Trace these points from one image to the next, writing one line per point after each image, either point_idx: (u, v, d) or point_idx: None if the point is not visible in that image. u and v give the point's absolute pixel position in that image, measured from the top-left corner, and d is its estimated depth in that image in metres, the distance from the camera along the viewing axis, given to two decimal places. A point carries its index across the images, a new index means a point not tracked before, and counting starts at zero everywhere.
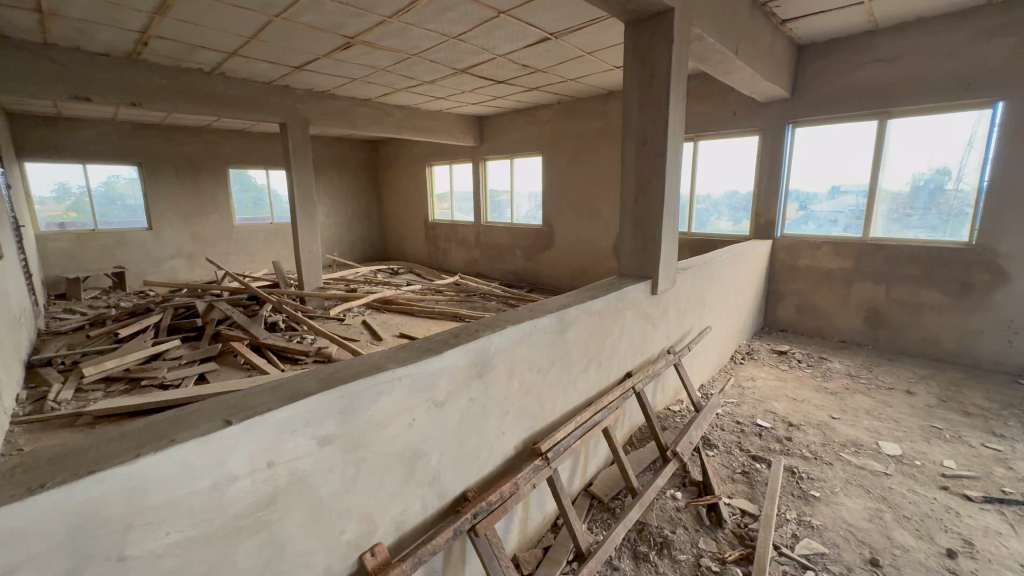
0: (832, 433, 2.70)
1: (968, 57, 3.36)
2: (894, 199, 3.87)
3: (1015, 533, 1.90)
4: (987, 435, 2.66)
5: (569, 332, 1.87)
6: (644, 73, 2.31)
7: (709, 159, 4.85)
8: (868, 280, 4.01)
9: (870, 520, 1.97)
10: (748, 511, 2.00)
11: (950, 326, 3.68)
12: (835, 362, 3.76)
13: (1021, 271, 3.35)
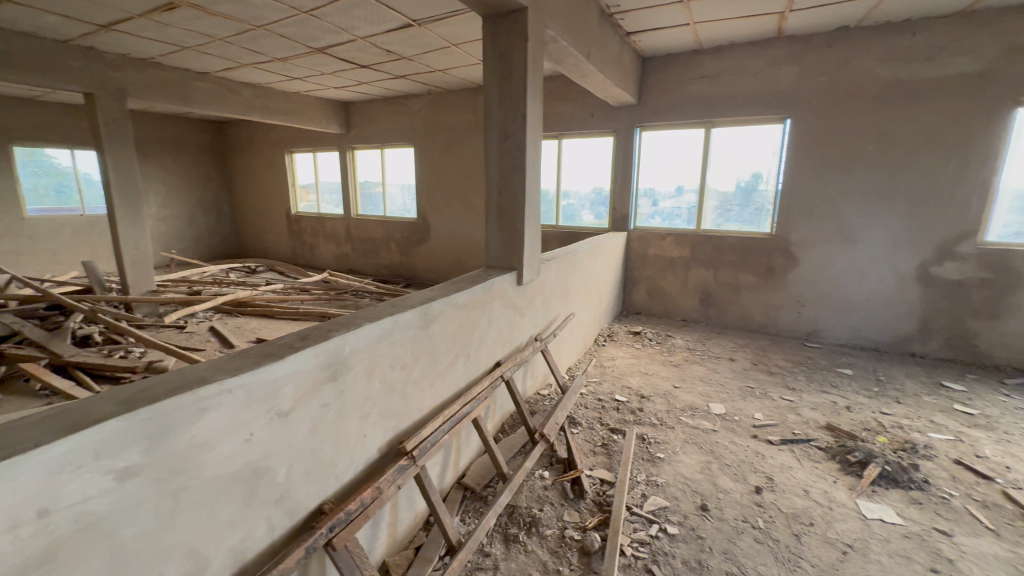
0: (675, 400, 3.10)
1: (766, 80, 4.07)
2: (719, 197, 4.55)
3: (801, 465, 2.37)
4: (784, 389, 3.29)
5: (435, 326, 1.84)
6: (503, 69, 2.36)
7: (572, 157, 5.19)
8: (702, 266, 4.66)
9: (701, 472, 2.31)
10: (606, 480, 2.20)
11: (760, 303, 4.46)
12: (677, 339, 4.32)
13: (805, 255, 4.19)
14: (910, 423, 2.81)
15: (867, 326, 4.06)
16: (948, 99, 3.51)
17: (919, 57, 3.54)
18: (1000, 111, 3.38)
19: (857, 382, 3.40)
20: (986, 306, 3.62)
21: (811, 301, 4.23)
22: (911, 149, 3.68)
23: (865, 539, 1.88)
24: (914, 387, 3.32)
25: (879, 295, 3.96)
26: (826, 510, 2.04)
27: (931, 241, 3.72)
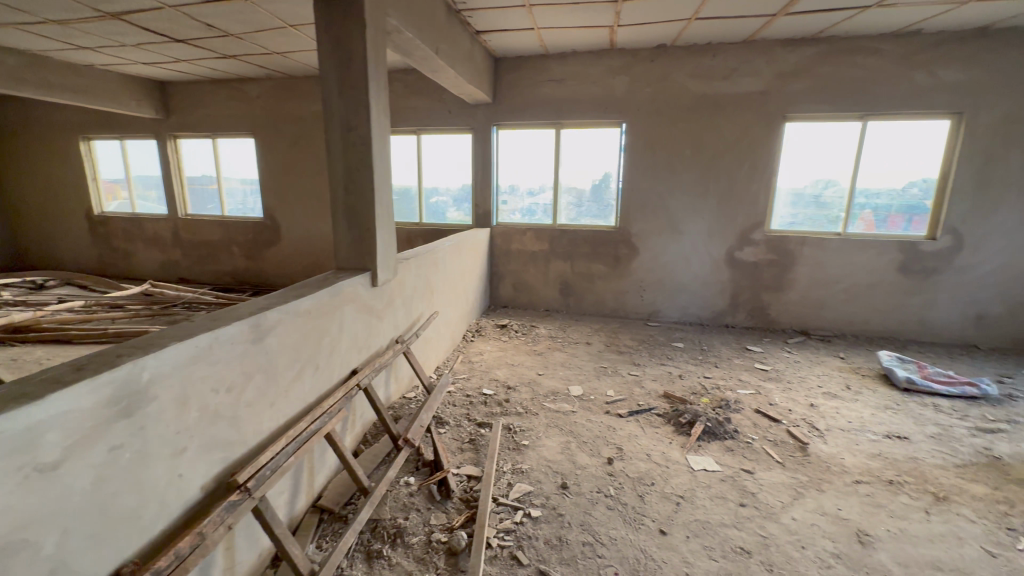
0: (538, 387, 3.26)
1: (604, 87, 4.48)
2: (570, 194, 4.90)
3: (645, 432, 2.67)
4: (631, 366, 3.68)
5: (270, 338, 1.64)
6: (340, 56, 2.19)
7: (432, 153, 5.12)
8: (559, 259, 4.98)
9: (561, 452, 2.46)
10: (473, 475, 2.21)
11: (610, 290, 4.92)
12: (541, 328, 4.55)
13: (643, 245, 4.73)
14: (725, 383, 3.35)
15: (693, 304, 4.74)
16: (740, 113, 4.24)
17: (718, 76, 4.22)
18: (774, 125, 4.19)
19: (687, 353, 3.95)
20: (773, 282, 4.49)
21: (651, 285, 4.80)
22: (717, 153, 4.37)
23: (694, 488, 2.19)
24: (728, 353, 3.98)
25: (700, 277, 4.65)
26: (664, 469, 2.32)
27: (735, 230, 4.48)
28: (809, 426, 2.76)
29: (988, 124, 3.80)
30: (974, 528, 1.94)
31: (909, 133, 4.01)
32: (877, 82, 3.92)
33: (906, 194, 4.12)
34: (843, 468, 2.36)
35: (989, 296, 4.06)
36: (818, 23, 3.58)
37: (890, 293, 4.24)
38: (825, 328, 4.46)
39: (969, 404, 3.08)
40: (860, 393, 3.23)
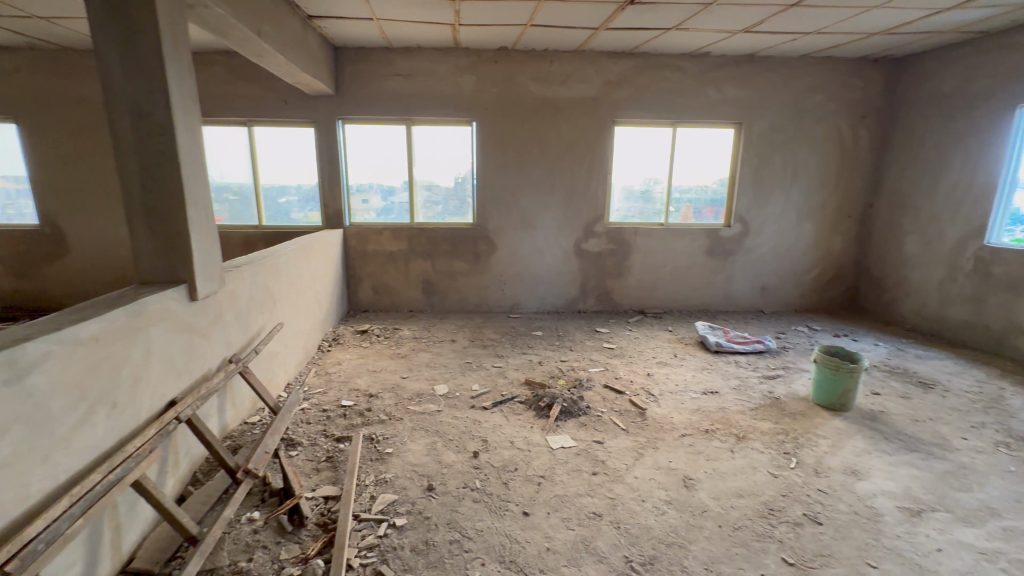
0: (403, 391, 3.16)
1: (452, 85, 4.50)
2: (426, 191, 4.82)
3: (508, 421, 2.77)
4: (495, 358, 3.79)
5: (34, 378, 1.30)
6: (122, 29, 1.82)
7: (268, 147, 4.60)
8: (420, 258, 4.89)
9: (427, 454, 2.42)
10: (331, 496, 2.05)
11: (472, 286, 4.99)
12: (405, 330, 4.42)
13: (501, 241, 4.89)
14: (579, 364, 3.66)
15: (550, 294, 5.06)
16: (577, 116, 4.63)
17: (556, 80, 4.54)
18: (606, 128, 4.67)
19: (546, 340, 4.21)
20: (615, 269, 5.02)
21: (510, 279, 4.99)
22: (560, 153, 4.71)
23: (553, 466, 2.33)
24: (581, 336, 4.34)
25: (554, 268, 4.98)
26: (526, 453, 2.44)
27: (580, 223, 4.89)
28: (646, 394, 3.15)
29: (759, 133, 4.75)
30: (763, 457, 2.41)
31: (707, 138, 4.81)
32: (681, 94, 4.61)
33: (708, 189, 4.94)
34: (672, 425, 2.75)
35: (768, 270, 5.10)
36: (633, 40, 4.07)
37: (702, 273, 5.06)
38: (657, 306, 5.14)
39: (758, 358, 3.83)
40: (684, 359, 3.79)
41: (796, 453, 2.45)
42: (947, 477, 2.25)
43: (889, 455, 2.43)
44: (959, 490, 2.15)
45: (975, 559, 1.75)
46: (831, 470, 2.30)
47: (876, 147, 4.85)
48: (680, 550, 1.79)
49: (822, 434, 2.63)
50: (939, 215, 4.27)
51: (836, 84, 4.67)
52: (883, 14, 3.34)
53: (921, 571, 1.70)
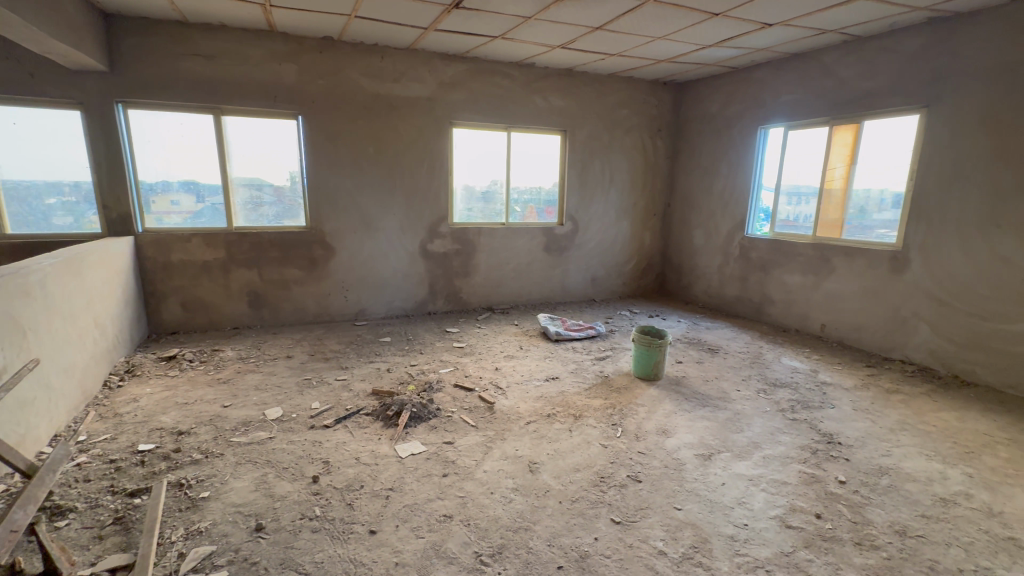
0: (224, 421, 2.73)
1: (270, 72, 4.04)
2: (246, 191, 4.23)
3: (352, 436, 2.60)
4: (338, 370, 3.52)
5: None
6: None
7: (8, 132, 3.54)
8: (242, 266, 4.28)
9: (255, 489, 2.12)
10: (120, 566, 1.66)
11: (310, 294, 4.55)
12: (227, 351, 3.83)
13: (339, 244, 4.56)
14: (428, 367, 3.61)
15: (397, 298, 4.89)
16: (413, 116, 4.56)
17: (389, 77, 4.40)
18: (444, 129, 4.69)
19: (395, 346, 4.06)
20: (461, 269, 5.09)
21: (353, 285, 4.69)
22: (398, 152, 4.58)
23: (402, 476, 2.25)
24: (430, 338, 4.29)
25: (400, 271, 4.84)
26: (372, 468, 2.31)
27: (424, 225, 4.83)
28: (494, 388, 3.26)
29: (581, 141, 5.29)
30: (595, 431, 2.69)
31: (538, 143, 5.17)
32: (512, 100, 4.87)
33: (543, 191, 5.32)
34: (518, 415, 2.89)
35: (596, 263, 5.72)
36: (463, 43, 4.15)
37: (542, 268, 5.45)
38: (504, 302, 5.37)
39: (591, 342, 4.27)
40: (529, 351, 4.02)
41: (621, 423, 2.78)
42: (728, 423, 2.79)
43: (689, 412, 2.92)
44: (736, 432, 2.68)
45: (746, 485, 2.21)
46: (647, 433, 2.67)
47: (670, 156, 5.80)
48: (526, 533, 1.89)
49: (641, 403, 3.04)
50: (715, 213, 5.29)
51: (638, 101, 5.45)
52: (666, 45, 3.98)
53: (712, 504, 2.08)
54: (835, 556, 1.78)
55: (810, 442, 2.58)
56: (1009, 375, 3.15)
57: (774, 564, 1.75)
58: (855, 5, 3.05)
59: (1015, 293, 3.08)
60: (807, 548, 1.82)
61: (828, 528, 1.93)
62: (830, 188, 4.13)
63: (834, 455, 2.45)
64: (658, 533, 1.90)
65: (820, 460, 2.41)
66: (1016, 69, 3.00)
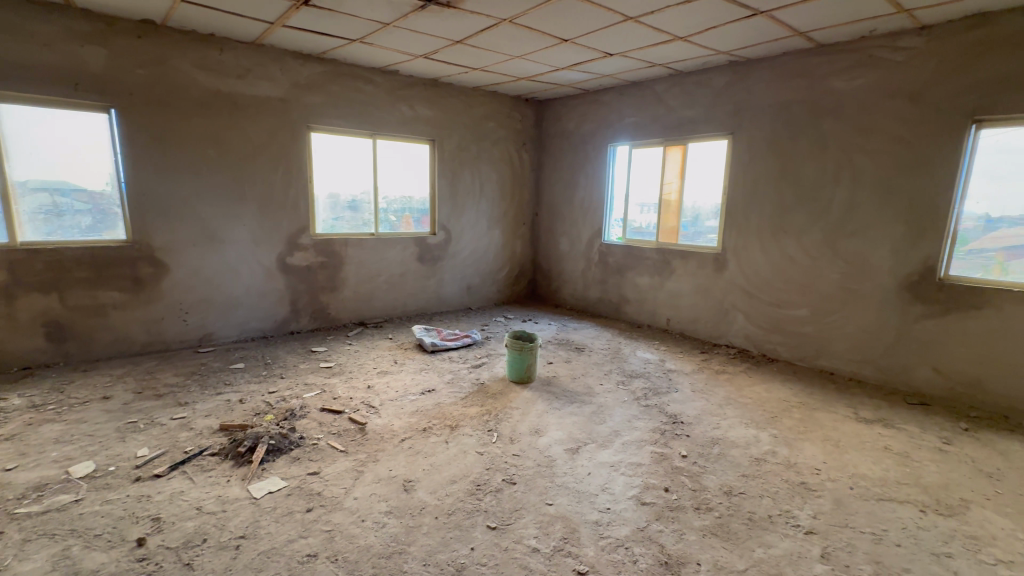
0: (5, 490, 2.14)
1: (67, 55, 3.34)
2: (37, 197, 3.42)
3: (193, 483, 2.23)
4: (174, 408, 3.00)
5: None
6: None
7: None
8: (34, 291, 3.44)
9: (53, 570, 1.70)
10: None
11: (136, 321, 3.83)
12: (12, 399, 3.03)
13: (174, 260, 3.92)
14: (290, 392, 3.28)
15: (252, 318, 4.37)
16: (263, 117, 4.14)
17: (232, 73, 3.94)
18: (300, 133, 4.35)
19: (250, 372, 3.62)
20: (327, 283, 4.74)
21: (194, 306, 4.07)
22: (247, 156, 4.12)
23: (256, 520, 2.00)
24: (293, 360, 3.91)
25: (253, 288, 4.33)
26: (219, 516, 2.01)
27: (281, 236, 4.41)
28: (366, 407, 3.09)
29: (450, 151, 5.32)
30: (471, 440, 2.70)
31: (405, 152, 5.07)
32: (376, 107, 4.71)
33: (413, 201, 5.23)
34: (392, 433, 2.77)
35: (470, 272, 5.79)
36: (318, 43, 3.90)
37: (416, 279, 5.34)
38: (377, 316, 5.14)
39: (467, 350, 4.29)
40: (404, 364, 3.90)
41: (497, 428, 2.84)
42: (592, 416, 3.02)
43: (558, 410, 3.09)
44: (599, 424, 2.91)
45: (608, 472, 2.40)
46: (521, 434, 2.76)
47: (534, 169, 6.14)
48: (400, 557, 1.81)
49: (515, 406, 3.14)
50: (576, 222, 5.72)
51: (503, 115, 5.67)
52: (524, 64, 4.21)
53: (579, 494, 2.22)
54: (680, 523, 2.03)
55: (660, 424, 2.91)
56: (799, 350, 3.93)
57: (632, 540, 1.92)
58: (677, 45, 3.56)
59: (799, 285, 3.86)
60: (658, 520, 2.05)
61: (674, 499, 2.19)
62: (669, 200, 4.75)
63: (678, 433, 2.80)
64: (532, 531, 1.96)
65: (667, 439, 2.74)
66: (790, 107, 3.78)
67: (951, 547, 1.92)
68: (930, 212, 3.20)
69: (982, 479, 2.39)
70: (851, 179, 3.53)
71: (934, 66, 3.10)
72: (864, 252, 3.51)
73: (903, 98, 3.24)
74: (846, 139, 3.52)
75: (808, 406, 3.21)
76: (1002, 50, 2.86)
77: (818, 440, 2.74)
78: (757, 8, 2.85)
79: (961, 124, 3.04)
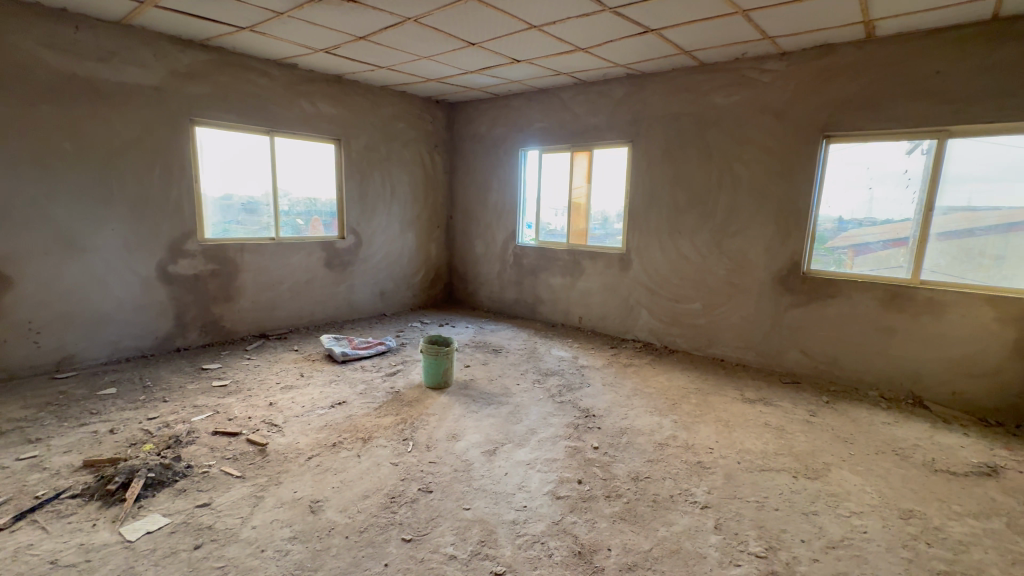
0: None
1: None
2: None
3: (47, 533, 1.89)
4: (21, 446, 2.53)
5: None
6: None
7: None
8: None
9: None
10: None
11: None
12: None
13: (19, 271, 3.32)
14: (176, 416, 2.92)
15: (126, 336, 3.83)
16: (134, 108, 3.66)
17: (92, 55, 3.43)
18: (182, 127, 3.91)
19: (124, 398, 3.16)
20: (220, 293, 4.30)
21: (49, 325, 3.47)
22: (114, 151, 3.61)
23: (130, 567, 1.75)
24: (179, 380, 3.49)
25: (127, 301, 3.80)
26: (81, 569, 1.73)
27: (162, 241, 3.92)
28: (267, 426, 2.84)
29: (357, 151, 5.10)
30: (385, 451, 2.59)
31: (307, 152, 4.77)
32: (273, 102, 4.38)
33: (318, 204, 4.93)
34: (297, 451, 2.57)
35: (383, 277, 5.59)
36: (201, 29, 3.53)
37: (323, 286, 5.04)
38: (280, 327, 4.76)
39: (381, 358, 4.13)
40: (311, 377, 3.65)
41: (412, 436, 2.76)
42: (509, 416, 3.05)
43: (475, 413, 3.08)
44: (516, 423, 2.95)
45: (524, 470, 2.44)
46: (438, 441, 2.71)
47: (447, 172, 6.09)
48: None
49: (431, 413, 3.08)
50: (491, 224, 5.77)
51: (413, 116, 5.55)
52: (432, 65, 4.16)
53: (496, 495, 2.22)
54: (592, 512, 2.11)
55: (573, 419, 3.02)
56: (695, 340, 4.30)
57: (547, 535, 1.97)
58: (578, 56, 3.73)
59: (692, 281, 4.23)
60: (571, 512, 2.12)
61: (587, 490, 2.27)
62: (579, 203, 4.97)
63: (590, 427, 2.93)
64: (448, 538, 1.93)
65: (580, 433, 2.85)
66: (679, 119, 4.13)
67: (816, 505, 2.21)
68: (794, 215, 3.67)
69: (839, 444, 2.78)
70: (732, 185, 3.94)
71: (794, 87, 3.56)
72: (744, 251, 3.93)
73: (770, 114, 3.69)
74: (727, 149, 3.92)
75: (703, 391, 3.52)
76: (842, 77, 3.37)
77: (710, 422, 3.02)
78: (647, 26, 3.07)
79: (814, 139, 3.52)
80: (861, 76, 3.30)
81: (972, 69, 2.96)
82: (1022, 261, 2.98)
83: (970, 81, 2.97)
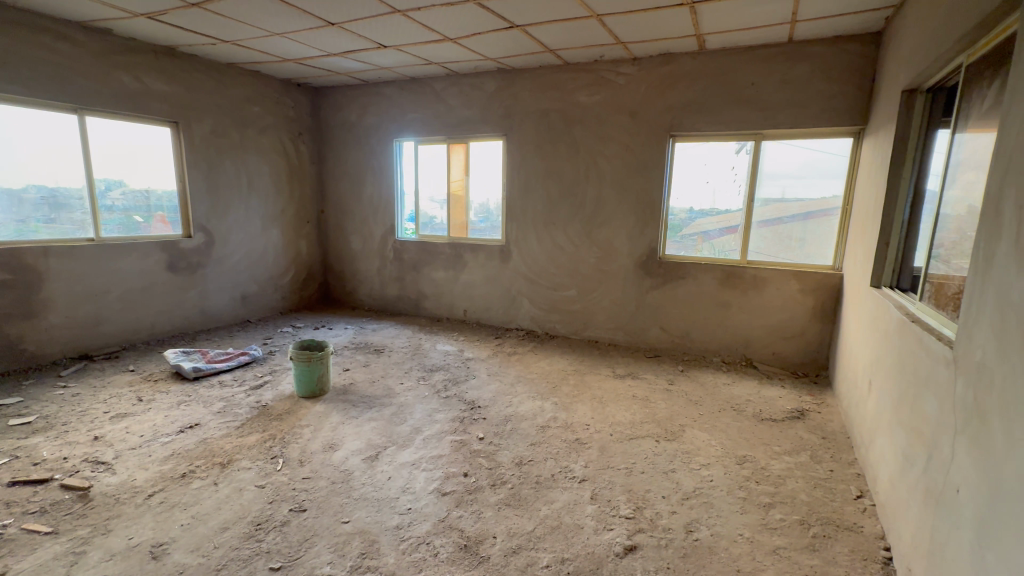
0: None
1: None
2: None
3: None
4: None
5: None
6: None
7: None
8: None
9: None
10: None
11: None
12: None
13: None
14: None
15: None
16: None
17: None
18: None
19: None
20: (17, 309, 3.45)
21: None
22: None
23: None
24: None
25: None
26: None
27: None
28: (92, 466, 2.36)
29: (201, 137, 4.44)
30: (250, 474, 2.32)
31: (132, 135, 4.01)
32: (79, 74, 3.60)
33: (155, 195, 4.20)
34: (134, 490, 2.18)
35: (244, 279, 4.99)
36: None
37: (166, 292, 4.33)
38: (109, 344, 3.99)
39: (243, 370, 3.69)
40: (153, 401, 3.12)
41: (283, 453, 2.51)
42: (392, 418, 2.94)
43: (355, 419, 2.90)
44: (399, 424, 2.86)
45: (409, 471, 2.37)
46: (312, 454, 2.50)
47: (315, 162, 5.62)
48: None
49: (305, 424, 2.83)
50: (367, 219, 5.47)
51: (270, 99, 5.00)
52: (287, 43, 3.77)
53: (378, 502, 2.12)
54: (478, 503, 2.13)
55: (459, 413, 3.01)
56: (572, 325, 4.57)
57: (433, 534, 1.93)
58: (447, 45, 3.67)
59: (567, 269, 4.48)
60: (458, 506, 2.11)
61: (472, 482, 2.28)
62: (457, 195, 4.94)
63: (475, 418, 2.95)
64: (324, 557, 1.79)
65: (466, 425, 2.85)
66: (548, 115, 4.31)
67: (674, 463, 2.49)
68: (650, 205, 4.07)
69: (691, 406, 3.18)
70: (597, 179, 4.23)
71: (644, 90, 3.93)
72: (610, 239, 4.26)
73: (626, 113, 4.02)
74: (591, 145, 4.20)
75: (580, 372, 3.76)
76: (682, 83, 3.80)
77: (587, 400, 3.24)
78: (512, 21, 3.13)
79: (663, 138, 3.93)
80: (697, 83, 3.76)
81: (776, 83, 3.53)
82: (818, 242, 3.67)
83: (776, 93, 3.54)
